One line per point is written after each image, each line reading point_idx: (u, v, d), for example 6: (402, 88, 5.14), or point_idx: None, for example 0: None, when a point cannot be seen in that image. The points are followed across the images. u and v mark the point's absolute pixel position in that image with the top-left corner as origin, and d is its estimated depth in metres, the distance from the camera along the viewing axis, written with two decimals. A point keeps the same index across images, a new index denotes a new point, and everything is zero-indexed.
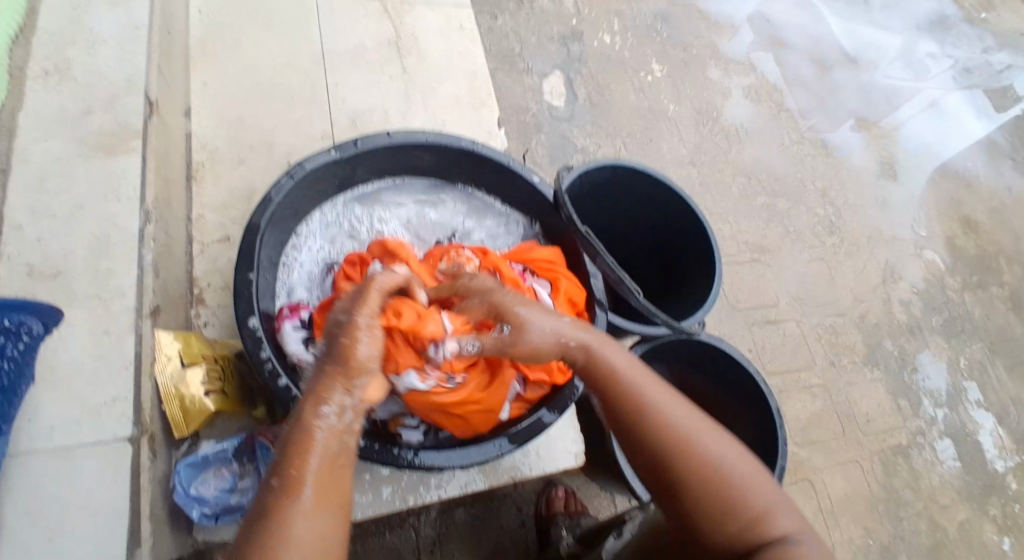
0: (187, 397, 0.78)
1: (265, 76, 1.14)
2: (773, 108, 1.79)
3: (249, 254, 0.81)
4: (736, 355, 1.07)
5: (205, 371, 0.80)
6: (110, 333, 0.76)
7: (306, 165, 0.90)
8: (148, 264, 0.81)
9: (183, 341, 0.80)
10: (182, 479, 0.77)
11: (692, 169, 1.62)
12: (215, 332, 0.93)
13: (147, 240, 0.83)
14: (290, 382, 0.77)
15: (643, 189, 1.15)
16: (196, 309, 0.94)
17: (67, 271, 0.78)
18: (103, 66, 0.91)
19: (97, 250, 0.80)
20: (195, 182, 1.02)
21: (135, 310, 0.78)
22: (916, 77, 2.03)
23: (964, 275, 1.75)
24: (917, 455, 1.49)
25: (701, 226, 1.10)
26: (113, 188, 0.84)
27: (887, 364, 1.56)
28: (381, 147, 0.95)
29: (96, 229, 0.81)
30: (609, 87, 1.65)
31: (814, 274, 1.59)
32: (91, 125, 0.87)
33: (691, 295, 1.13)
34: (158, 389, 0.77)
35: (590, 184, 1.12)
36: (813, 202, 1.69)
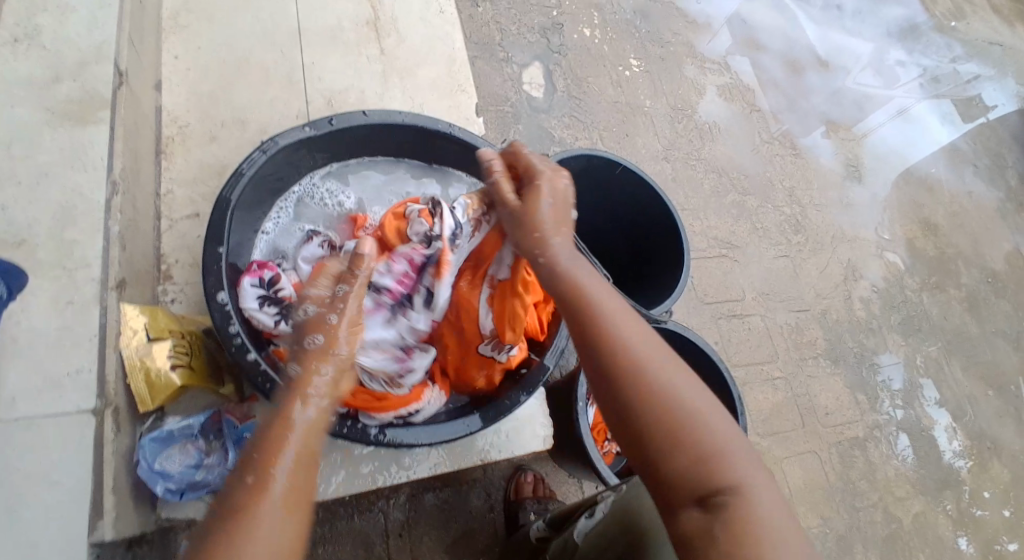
0: (152, 371, 0.75)
1: (239, 52, 1.13)
2: (745, 108, 1.82)
3: (220, 228, 0.80)
4: (702, 345, 1.06)
5: (173, 345, 0.77)
6: (74, 304, 0.74)
7: (279, 140, 0.88)
8: (115, 236, 0.80)
9: (150, 314, 0.77)
10: (146, 453, 0.75)
11: (667, 164, 1.64)
12: (183, 308, 0.91)
13: (115, 211, 0.82)
14: (260, 359, 0.76)
15: (617, 181, 1.16)
16: (163, 284, 0.92)
17: (31, 240, 0.76)
18: (71, 34, 0.90)
19: (63, 220, 0.78)
20: (166, 156, 1.01)
21: (100, 282, 0.76)
22: (887, 85, 2.09)
23: (924, 276, 1.80)
24: (874, 449, 1.54)
25: (673, 217, 1.11)
26: (80, 158, 0.82)
27: (848, 360, 1.60)
28: (357, 126, 0.95)
29: (62, 199, 0.79)
30: (587, 79, 1.66)
31: (781, 271, 1.63)
32: (58, 93, 0.85)
33: (660, 287, 1.15)
34: (123, 362, 0.74)
35: (565, 173, 1.13)
36: (781, 201, 1.72)
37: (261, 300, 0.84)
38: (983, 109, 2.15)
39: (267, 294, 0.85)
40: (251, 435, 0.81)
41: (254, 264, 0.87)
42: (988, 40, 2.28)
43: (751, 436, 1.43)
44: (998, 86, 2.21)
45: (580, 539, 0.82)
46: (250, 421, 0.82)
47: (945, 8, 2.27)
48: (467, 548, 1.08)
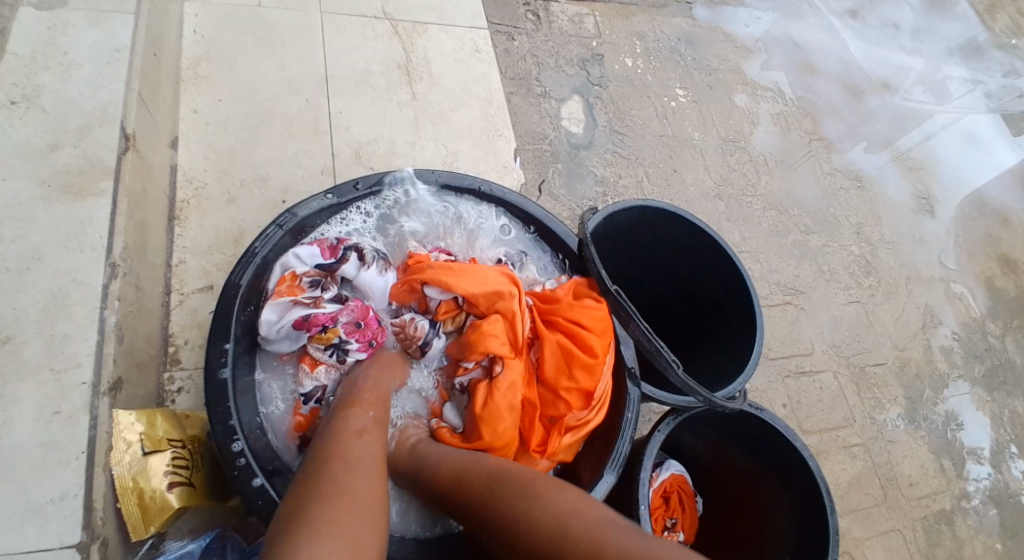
0: (146, 491, 0.66)
1: (259, 103, 1.04)
2: (804, 137, 1.67)
3: (225, 325, 0.72)
4: (781, 427, 0.94)
5: (171, 458, 0.70)
6: (61, 414, 0.64)
7: (298, 212, 0.80)
8: (111, 327, 0.70)
9: (147, 422, 0.69)
10: None
11: (720, 203, 1.50)
12: (189, 400, 0.82)
13: (113, 298, 0.72)
14: (266, 481, 0.67)
15: (673, 234, 1.05)
16: (170, 371, 0.83)
17: (16, 336, 0.67)
18: (74, 94, 0.82)
19: (53, 311, 0.69)
20: (178, 222, 0.91)
21: (92, 385, 0.67)
22: (935, 100, 1.91)
23: (1006, 320, 1.63)
24: (964, 523, 1.37)
25: (741, 274, 0.99)
26: (76, 237, 0.73)
27: (930, 420, 1.44)
28: (386, 191, 0.87)
29: (54, 285, 0.70)
30: (631, 113, 1.54)
31: (851, 319, 1.47)
32: (57, 161, 0.77)
33: (730, 353, 1.02)
34: (112, 483, 0.64)
35: (615, 228, 1.03)
36: (847, 238, 1.57)
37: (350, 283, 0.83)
38: None
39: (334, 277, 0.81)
40: None
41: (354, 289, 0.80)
42: None
43: None
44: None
45: None
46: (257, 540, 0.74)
47: (1002, 26, 2.11)
48: None
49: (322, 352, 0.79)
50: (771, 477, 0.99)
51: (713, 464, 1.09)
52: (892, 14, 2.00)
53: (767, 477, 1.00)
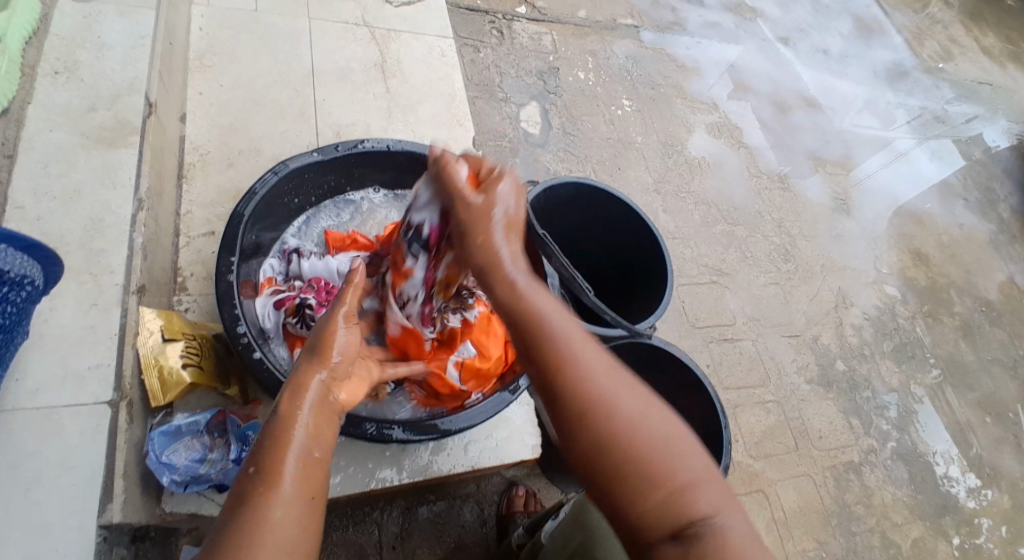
0: (164, 368, 0.83)
1: (256, 90, 1.23)
2: (733, 144, 1.90)
3: (232, 241, 0.89)
4: (686, 360, 1.13)
5: (185, 347, 0.86)
6: (97, 306, 0.83)
7: (290, 163, 0.98)
8: (138, 246, 0.89)
9: (164, 317, 0.86)
10: (155, 445, 0.81)
11: (657, 196, 1.71)
12: (197, 315, 0.99)
13: (139, 224, 0.91)
14: (264, 357, 0.84)
15: (608, 207, 1.26)
16: (178, 295, 1.00)
17: (62, 248, 0.86)
18: (106, 69, 1.01)
19: (92, 231, 0.88)
20: (185, 180, 1.09)
21: (123, 287, 0.86)
22: (883, 125, 2.17)
23: (916, 304, 1.84)
24: (870, 473, 1.56)
25: (659, 242, 1.21)
26: (109, 177, 0.92)
27: (841, 386, 1.64)
28: (361, 152, 1.05)
29: (92, 213, 0.89)
30: (581, 118, 1.76)
31: (771, 297, 1.68)
32: (93, 119, 0.96)
33: (649, 306, 1.23)
34: (139, 360, 0.83)
35: (557, 200, 1.24)
36: (769, 230, 1.78)
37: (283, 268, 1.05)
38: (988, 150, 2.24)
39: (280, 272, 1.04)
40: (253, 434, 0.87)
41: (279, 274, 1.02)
42: (975, 80, 2.39)
43: (743, 457, 1.46)
44: (993, 125, 2.30)
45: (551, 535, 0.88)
46: (252, 421, 0.88)
47: (930, 52, 2.40)
48: None
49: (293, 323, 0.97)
50: (681, 406, 1.19)
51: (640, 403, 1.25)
52: (821, 42, 2.26)
53: (677, 406, 1.19)
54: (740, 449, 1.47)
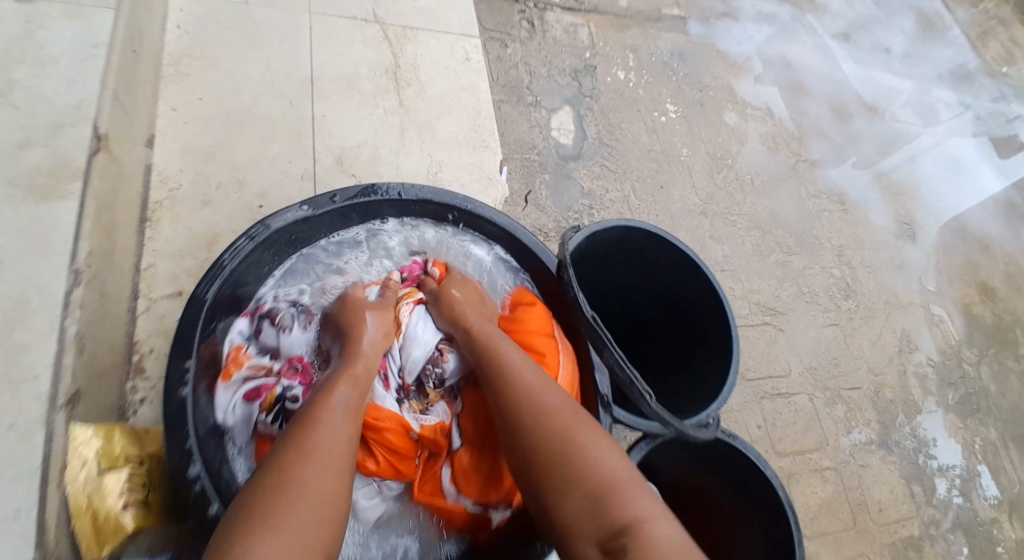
0: (100, 511, 0.68)
1: (242, 103, 1.02)
2: (791, 158, 1.67)
3: (188, 340, 0.73)
4: (752, 456, 0.99)
5: (127, 475, 0.71)
6: (16, 427, 0.65)
7: (270, 225, 0.80)
8: (70, 337, 0.71)
9: (103, 438, 0.71)
10: None
11: (704, 220, 1.49)
12: (152, 412, 0.82)
13: (74, 306, 0.73)
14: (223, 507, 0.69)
15: (657, 256, 1.08)
16: (133, 380, 0.83)
17: None
18: (48, 90, 0.80)
19: (15, 316, 0.69)
20: (150, 224, 0.89)
21: (48, 402, 0.68)
22: (926, 122, 1.93)
23: (982, 347, 1.63)
24: (930, 549, 1.38)
25: (721, 301, 1.02)
26: (41, 241, 0.73)
27: (902, 446, 1.45)
28: (367, 202, 0.86)
29: (16, 289, 0.70)
30: (620, 126, 1.54)
31: (829, 342, 1.48)
32: (26, 160, 0.76)
33: (704, 376, 1.05)
34: (66, 503, 0.66)
35: (599, 244, 1.06)
36: (828, 261, 1.56)
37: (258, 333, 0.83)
38: None
39: (253, 338, 0.82)
40: None
41: (257, 335, 0.83)
42: None
43: None
44: None
45: None
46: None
47: (994, 53, 2.13)
48: None
49: (266, 420, 0.76)
50: (732, 501, 1.04)
51: (681, 487, 1.09)
52: (882, 38, 2.00)
53: (728, 501, 1.04)
54: None
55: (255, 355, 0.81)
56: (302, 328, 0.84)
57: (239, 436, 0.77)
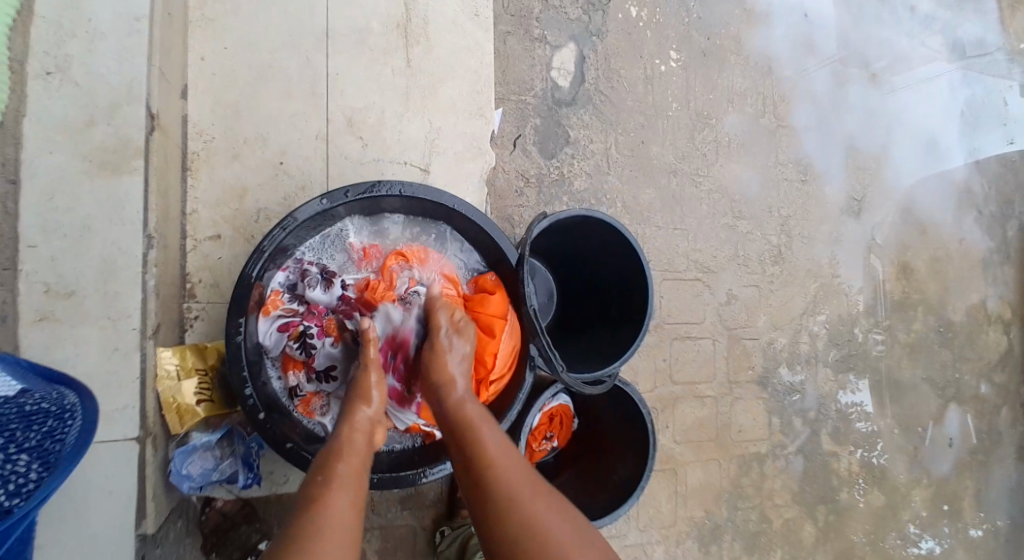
0: (181, 405, 1.02)
1: (265, 56, 1.14)
2: (772, 122, 1.77)
3: (240, 305, 0.98)
4: (636, 400, 1.34)
5: (197, 382, 1.03)
6: (119, 350, 0.93)
7: (300, 215, 1.00)
8: (150, 288, 0.96)
9: (180, 356, 1.01)
10: (177, 462, 1.03)
11: (673, 179, 1.65)
12: (204, 325, 1.09)
13: (150, 264, 0.96)
14: (266, 417, 1.00)
15: (607, 237, 1.29)
16: (188, 301, 1.09)
17: (80, 292, 0.91)
18: (101, 68, 0.94)
19: (106, 273, 0.93)
20: (190, 172, 1.09)
21: (140, 332, 0.94)
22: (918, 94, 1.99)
23: (879, 316, 1.88)
24: (771, 463, 1.75)
25: (646, 286, 1.25)
26: (119, 210, 0.93)
27: (777, 389, 1.75)
28: (384, 197, 1.06)
29: (104, 252, 0.93)
30: (619, 71, 1.61)
31: (747, 299, 1.72)
32: (94, 137, 0.93)
33: (617, 334, 1.31)
34: (160, 400, 1.00)
35: (561, 223, 1.27)
36: (770, 229, 1.75)
37: (292, 282, 1.06)
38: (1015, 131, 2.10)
39: (291, 285, 1.07)
40: (256, 444, 1.11)
41: (293, 282, 1.07)
42: None
43: (667, 441, 1.64)
44: None
45: None
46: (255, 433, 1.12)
47: (1018, 26, 2.13)
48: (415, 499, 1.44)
49: (294, 349, 1.06)
50: (620, 420, 1.43)
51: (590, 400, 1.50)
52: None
53: (616, 419, 1.43)
54: (667, 433, 1.64)
55: (288, 300, 1.06)
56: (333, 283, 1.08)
57: (272, 359, 1.05)
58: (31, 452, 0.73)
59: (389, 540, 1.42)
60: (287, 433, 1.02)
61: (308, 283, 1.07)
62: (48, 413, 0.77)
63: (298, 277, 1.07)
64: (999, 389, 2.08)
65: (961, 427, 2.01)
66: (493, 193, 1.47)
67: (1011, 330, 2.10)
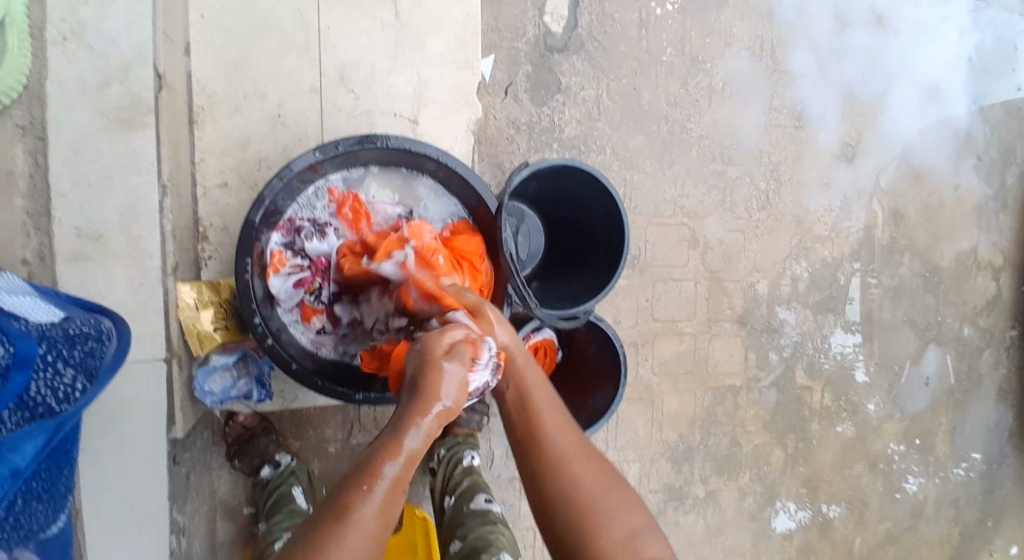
0: (200, 331, 1.16)
1: (261, 13, 1.22)
2: (769, 66, 1.78)
3: (246, 245, 1.12)
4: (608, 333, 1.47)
5: (213, 313, 1.18)
6: (145, 285, 1.09)
7: (293, 167, 1.12)
8: (168, 231, 1.10)
9: (196, 290, 1.17)
10: (199, 380, 1.20)
11: (664, 124, 1.70)
12: (217, 264, 1.23)
13: (165, 210, 1.10)
14: (273, 341, 1.16)
15: (585, 185, 1.38)
16: (202, 243, 1.22)
17: (105, 236, 1.06)
18: (111, 32, 1.04)
19: (128, 218, 1.07)
20: (196, 125, 1.20)
21: (161, 270, 1.10)
22: (926, 37, 1.97)
23: (863, 261, 1.94)
24: (744, 395, 1.87)
25: (623, 230, 1.35)
26: (137, 163, 1.07)
27: (755, 327, 1.85)
28: (368, 147, 1.17)
29: (126, 199, 1.07)
30: (613, 15, 1.64)
31: (730, 243, 1.80)
32: (109, 97, 1.04)
33: (592, 275, 1.42)
34: (182, 327, 1.15)
35: (541, 172, 1.35)
36: (758, 174, 1.80)
37: (287, 244, 1.18)
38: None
39: (288, 245, 1.19)
40: (268, 366, 1.26)
41: (287, 243, 1.19)
42: None
43: (646, 373, 1.76)
44: None
45: (473, 512, 1.32)
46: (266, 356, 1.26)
47: None
48: None
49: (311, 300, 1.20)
50: (598, 354, 1.54)
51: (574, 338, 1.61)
52: None
53: (595, 353, 1.55)
54: (647, 366, 1.77)
55: (292, 258, 1.18)
56: (325, 232, 1.20)
57: (286, 310, 1.19)
58: (76, 367, 0.90)
59: None
60: (291, 355, 1.17)
61: (303, 243, 1.19)
62: (88, 336, 0.92)
63: (291, 239, 1.19)
64: (983, 333, 2.14)
65: (940, 367, 2.09)
66: (485, 140, 1.55)
67: (1001, 276, 2.14)
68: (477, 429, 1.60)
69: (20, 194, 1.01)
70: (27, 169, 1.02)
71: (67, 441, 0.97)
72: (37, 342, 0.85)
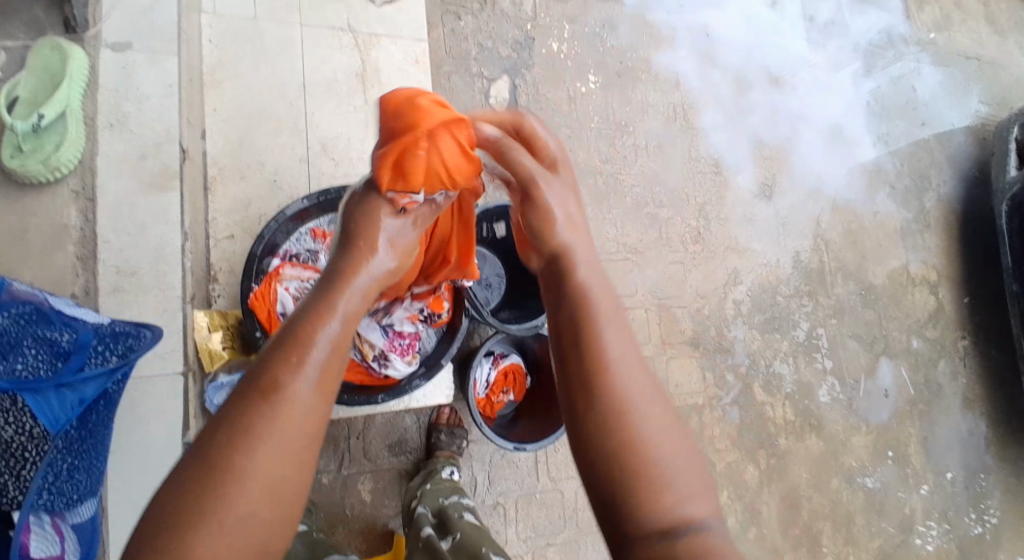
0: (211, 350, 1.38)
1: (259, 106, 1.57)
2: (684, 124, 2.12)
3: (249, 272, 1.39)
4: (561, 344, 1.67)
5: (223, 335, 1.40)
6: (168, 310, 1.35)
7: (288, 212, 1.43)
8: (187, 267, 1.38)
9: (208, 317, 1.40)
10: (209, 393, 1.36)
11: (599, 177, 2.01)
12: (225, 300, 1.48)
13: (186, 251, 1.38)
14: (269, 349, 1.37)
15: None
16: (212, 285, 1.48)
17: (138, 271, 1.34)
18: (148, 120, 1.38)
19: (157, 258, 1.35)
20: (209, 191, 1.51)
21: (181, 299, 1.36)
22: (824, 92, 2.32)
23: (798, 284, 2.17)
24: (708, 413, 2.03)
25: None
26: (165, 214, 1.37)
27: (708, 348, 2.05)
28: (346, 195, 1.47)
29: (154, 243, 1.35)
30: (546, 94, 2.00)
31: (672, 274, 2.04)
32: (145, 167, 1.36)
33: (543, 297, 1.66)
34: (196, 348, 1.38)
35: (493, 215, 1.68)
36: (689, 214, 2.09)
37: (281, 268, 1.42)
38: (923, 114, 2.41)
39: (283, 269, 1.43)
40: None
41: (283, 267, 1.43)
42: (965, 54, 2.51)
43: None
44: (940, 90, 2.45)
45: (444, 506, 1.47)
46: None
47: (925, 23, 2.48)
48: (399, 446, 1.79)
49: None
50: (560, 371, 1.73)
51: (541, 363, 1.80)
52: (811, 7, 2.37)
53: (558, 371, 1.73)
54: None
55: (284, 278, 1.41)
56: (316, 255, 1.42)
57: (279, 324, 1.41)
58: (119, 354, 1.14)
59: (380, 480, 1.76)
60: None
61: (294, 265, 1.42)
62: (129, 334, 1.17)
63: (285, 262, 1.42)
64: (933, 343, 2.30)
65: (896, 378, 2.24)
66: None
67: (939, 290, 2.34)
68: (458, 451, 1.76)
69: (72, 241, 1.31)
70: (78, 224, 1.32)
71: (102, 431, 1.18)
72: (90, 334, 1.13)
